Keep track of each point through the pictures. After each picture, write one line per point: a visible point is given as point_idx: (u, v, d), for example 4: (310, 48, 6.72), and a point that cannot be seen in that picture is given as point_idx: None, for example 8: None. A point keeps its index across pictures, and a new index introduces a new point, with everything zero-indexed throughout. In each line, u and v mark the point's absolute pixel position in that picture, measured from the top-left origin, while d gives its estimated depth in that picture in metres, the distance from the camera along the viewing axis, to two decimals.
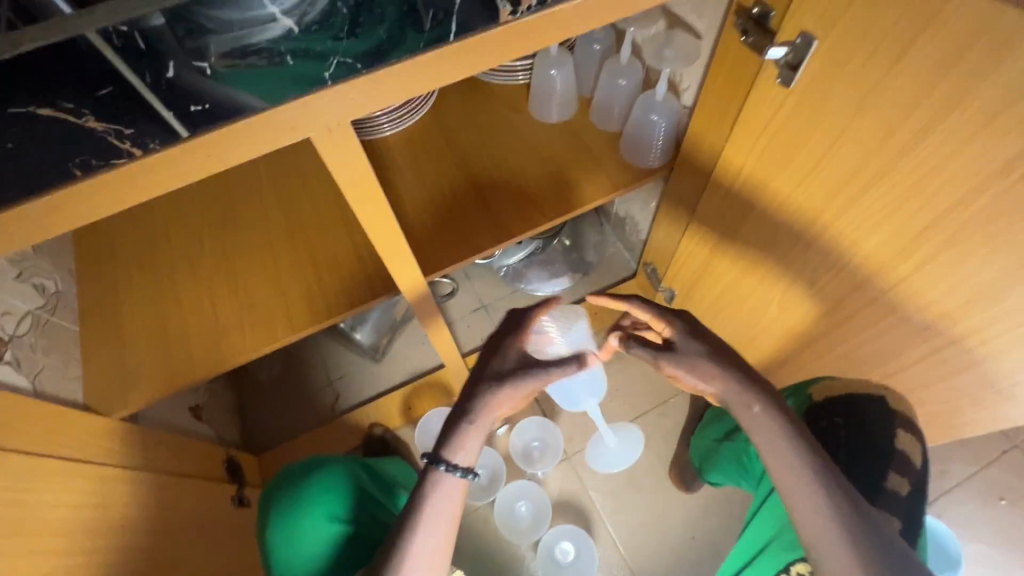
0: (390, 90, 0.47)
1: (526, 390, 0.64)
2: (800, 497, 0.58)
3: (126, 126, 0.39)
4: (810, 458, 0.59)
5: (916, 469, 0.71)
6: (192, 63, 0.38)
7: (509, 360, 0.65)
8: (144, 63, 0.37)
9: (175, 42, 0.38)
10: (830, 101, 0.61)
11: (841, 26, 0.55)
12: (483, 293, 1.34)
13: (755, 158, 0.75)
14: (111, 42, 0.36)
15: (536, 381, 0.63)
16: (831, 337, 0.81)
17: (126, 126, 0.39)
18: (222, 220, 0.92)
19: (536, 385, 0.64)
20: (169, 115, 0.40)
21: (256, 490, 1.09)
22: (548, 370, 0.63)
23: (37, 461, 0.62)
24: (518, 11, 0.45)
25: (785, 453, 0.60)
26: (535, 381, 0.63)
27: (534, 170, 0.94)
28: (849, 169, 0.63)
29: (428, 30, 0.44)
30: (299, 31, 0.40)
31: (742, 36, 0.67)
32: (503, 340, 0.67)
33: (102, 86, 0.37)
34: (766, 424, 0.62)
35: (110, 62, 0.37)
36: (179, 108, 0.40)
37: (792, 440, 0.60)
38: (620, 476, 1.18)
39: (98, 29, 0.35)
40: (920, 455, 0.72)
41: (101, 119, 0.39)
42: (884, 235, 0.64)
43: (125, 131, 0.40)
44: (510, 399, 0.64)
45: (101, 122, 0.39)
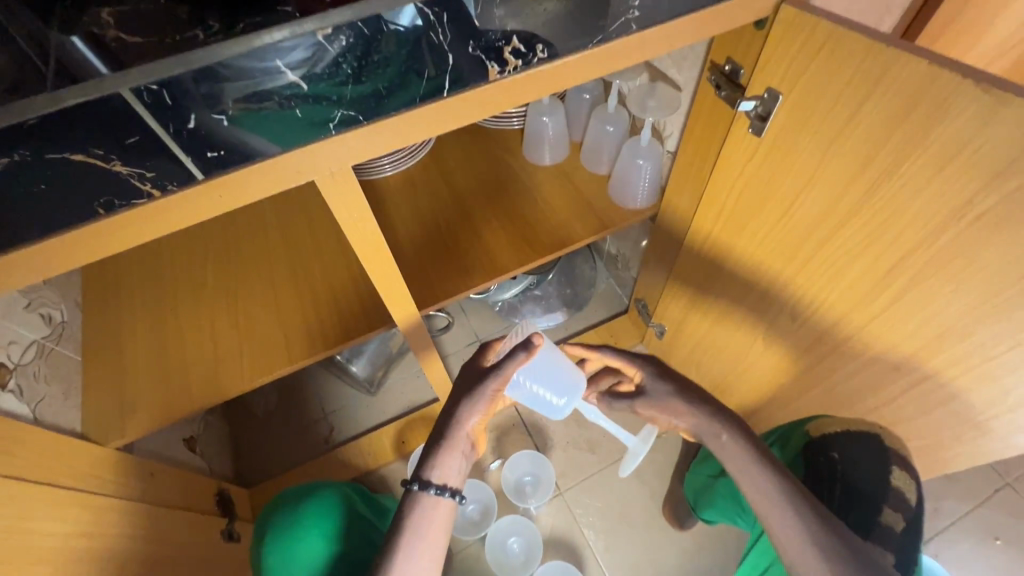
0: (390, 138, 0.52)
1: (487, 396, 0.65)
2: (775, 516, 0.60)
3: (148, 169, 0.43)
4: (782, 478, 0.61)
5: (911, 507, 0.69)
6: (211, 114, 0.43)
7: (475, 374, 0.68)
8: (168, 116, 0.41)
9: (198, 97, 0.41)
10: (797, 150, 0.66)
11: (802, 84, 0.61)
12: (478, 328, 1.37)
13: (734, 201, 0.80)
14: (142, 98, 0.40)
15: (491, 385, 0.65)
16: (814, 372, 0.83)
17: (148, 169, 0.43)
18: (227, 255, 0.96)
19: (495, 389, 0.65)
20: (187, 159, 0.44)
21: (245, 524, 1.08)
22: (499, 369, 0.64)
23: (34, 488, 0.63)
24: (505, 70, 0.51)
25: (758, 474, 0.62)
26: (492, 386, 0.65)
27: (526, 210, 0.98)
28: (819, 211, 0.67)
29: (425, 87, 0.49)
30: (309, 88, 0.45)
31: (716, 90, 0.73)
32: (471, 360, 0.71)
33: (130, 135, 0.41)
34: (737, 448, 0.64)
35: (139, 114, 0.40)
36: (196, 154, 0.44)
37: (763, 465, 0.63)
38: (614, 513, 1.17)
39: (131, 88, 0.39)
40: (915, 493, 0.70)
41: (126, 163, 0.43)
42: (855, 274, 0.67)
43: (147, 174, 0.44)
44: (475, 409, 0.66)
45: (126, 166, 0.43)
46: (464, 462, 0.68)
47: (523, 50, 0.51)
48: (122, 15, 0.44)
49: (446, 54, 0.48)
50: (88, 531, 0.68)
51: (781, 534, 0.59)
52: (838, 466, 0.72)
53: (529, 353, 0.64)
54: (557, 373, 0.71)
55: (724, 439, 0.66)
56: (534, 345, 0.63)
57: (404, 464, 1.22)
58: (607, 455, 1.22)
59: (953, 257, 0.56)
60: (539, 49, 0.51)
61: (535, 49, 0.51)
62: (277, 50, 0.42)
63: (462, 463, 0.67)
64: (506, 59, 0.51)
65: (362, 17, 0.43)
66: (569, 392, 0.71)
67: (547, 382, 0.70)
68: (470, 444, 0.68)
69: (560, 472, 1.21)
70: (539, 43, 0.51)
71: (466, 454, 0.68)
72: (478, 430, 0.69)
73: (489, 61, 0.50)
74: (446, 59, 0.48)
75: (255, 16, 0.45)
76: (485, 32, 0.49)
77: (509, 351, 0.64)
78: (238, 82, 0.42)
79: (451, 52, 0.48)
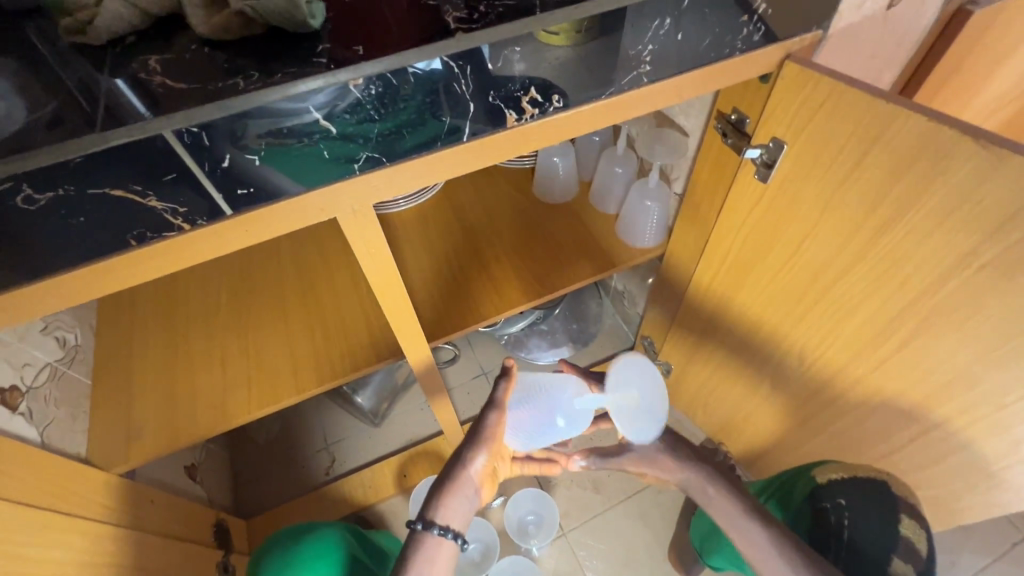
0: (410, 178, 0.54)
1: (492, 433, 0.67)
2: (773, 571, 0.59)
3: (180, 205, 0.46)
4: (776, 532, 0.61)
5: (924, 559, 0.66)
6: (244, 154, 0.45)
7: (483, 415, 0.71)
8: (204, 156, 0.44)
9: (234, 139, 0.44)
10: (801, 197, 0.67)
11: (806, 134, 0.63)
12: (484, 360, 1.38)
13: (739, 244, 0.81)
14: (182, 139, 0.42)
15: (491, 417, 0.69)
16: (824, 414, 0.83)
17: (181, 205, 0.46)
18: (242, 284, 0.98)
19: (496, 423, 0.69)
20: (219, 196, 0.46)
21: (241, 558, 1.06)
22: (496, 402, 0.70)
23: (34, 513, 0.63)
24: (523, 118, 0.54)
25: (751, 530, 0.62)
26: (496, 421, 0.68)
27: (535, 247, 1.00)
28: (824, 257, 0.68)
29: (447, 130, 0.52)
30: (336, 133, 0.47)
31: (723, 137, 0.76)
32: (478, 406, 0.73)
33: (167, 173, 0.43)
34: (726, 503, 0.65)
35: (178, 154, 0.43)
36: (227, 191, 0.46)
37: (757, 518, 0.62)
38: (617, 557, 1.14)
39: (173, 130, 0.41)
40: (926, 543, 0.67)
41: (161, 199, 0.45)
42: (861, 318, 0.68)
43: (179, 210, 0.46)
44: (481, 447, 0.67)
45: (161, 202, 0.45)
46: (470, 506, 0.66)
47: (540, 100, 0.54)
48: (167, 62, 0.47)
49: (468, 102, 0.51)
50: (84, 559, 0.67)
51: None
52: (846, 512, 0.71)
53: (508, 378, 0.70)
54: (535, 401, 0.73)
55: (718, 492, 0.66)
56: (507, 366, 0.70)
57: (405, 499, 1.20)
58: (611, 496, 1.20)
59: (957, 305, 0.57)
60: (555, 99, 0.54)
61: (550, 100, 0.54)
62: (309, 96, 0.44)
63: (468, 506, 0.66)
64: (524, 107, 0.53)
65: (391, 68, 0.46)
66: (559, 408, 0.71)
67: (535, 420, 0.73)
68: (478, 487, 0.67)
69: (562, 511, 1.19)
70: (554, 93, 0.54)
71: (473, 498, 0.67)
72: (485, 474, 0.69)
73: (507, 109, 0.53)
74: (468, 106, 0.51)
75: (292, 64, 0.46)
76: (505, 84, 0.51)
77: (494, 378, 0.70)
78: (272, 124, 0.44)
79: (472, 101, 0.51)
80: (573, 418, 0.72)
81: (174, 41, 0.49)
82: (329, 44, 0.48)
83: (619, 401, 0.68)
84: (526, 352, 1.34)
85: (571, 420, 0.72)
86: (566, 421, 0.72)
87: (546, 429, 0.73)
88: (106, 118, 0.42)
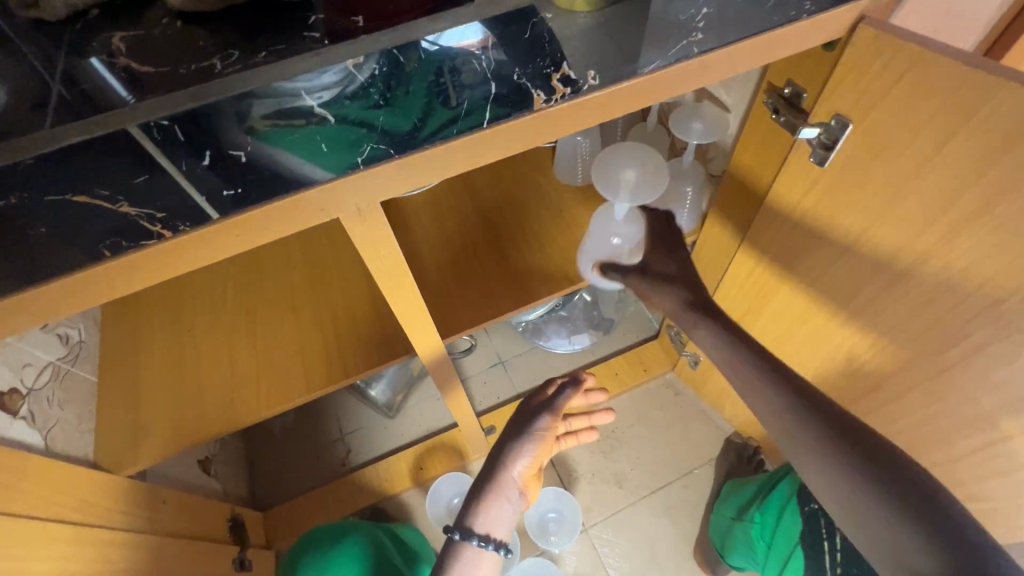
0: (423, 174, 0.47)
1: (537, 434, 0.66)
2: (765, 407, 0.61)
3: (159, 210, 0.40)
4: (889, 508, 0.49)
5: None
6: (226, 149, 0.39)
7: (526, 412, 0.69)
8: (180, 152, 0.38)
9: (213, 132, 0.38)
10: (866, 182, 0.59)
11: (877, 112, 0.55)
12: (501, 348, 1.33)
13: (788, 234, 0.73)
14: (150, 134, 0.36)
15: (542, 419, 0.67)
16: (875, 417, 0.77)
17: (159, 210, 0.40)
18: (250, 275, 0.94)
19: (546, 426, 0.67)
20: (202, 200, 0.40)
21: (258, 551, 1.05)
22: (548, 405, 0.68)
23: (40, 524, 0.60)
24: (552, 99, 0.46)
25: (856, 501, 0.52)
26: (544, 422, 0.66)
27: (558, 232, 0.93)
28: (888, 252, 0.61)
29: (461, 112, 0.44)
30: (335, 121, 0.41)
31: (773, 114, 0.67)
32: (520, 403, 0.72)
33: (139, 174, 0.38)
34: (827, 464, 0.54)
35: (148, 151, 0.37)
36: (211, 193, 0.40)
37: (869, 487, 0.51)
38: (643, 553, 1.11)
39: (139, 123, 0.35)
40: None
41: (134, 204, 0.39)
42: (925, 321, 0.61)
43: (157, 215, 0.40)
44: (524, 450, 0.65)
45: (134, 207, 0.39)
46: (510, 513, 0.64)
47: (573, 77, 0.45)
48: (139, 41, 0.41)
49: (488, 82, 0.43)
50: (96, 567, 0.65)
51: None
52: None
53: (576, 389, 0.69)
54: (593, 239, 0.85)
55: (818, 454, 0.55)
56: (581, 378, 0.69)
57: (421, 491, 1.18)
58: (634, 490, 1.17)
59: None
60: (591, 76, 0.46)
61: (585, 76, 0.46)
62: (309, 76, 0.38)
63: (509, 514, 0.64)
64: (554, 86, 0.45)
65: (397, 43, 0.39)
66: (610, 230, 0.83)
67: (599, 249, 0.84)
68: (519, 493, 0.65)
69: (584, 506, 1.15)
70: (590, 69, 0.46)
71: (513, 504, 0.65)
72: (528, 478, 0.67)
73: (535, 88, 0.45)
74: (489, 86, 0.44)
75: (280, 40, 0.40)
76: (534, 58, 0.44)
77: (561, 385, 0.69)
78: (257, 111, 0.38)
79: (493, 79, 0.43)
80: (626, 229, 0.82)
81: (145, 14, 0.43)
82: (324, 14, 0.42)
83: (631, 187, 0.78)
84: (544, 340, 1.29)
85: (626, 231, 0.82)
86: (622, 234, 0.82)
87: (609, 249, 0.83)
88: (65, 112, 0.37)
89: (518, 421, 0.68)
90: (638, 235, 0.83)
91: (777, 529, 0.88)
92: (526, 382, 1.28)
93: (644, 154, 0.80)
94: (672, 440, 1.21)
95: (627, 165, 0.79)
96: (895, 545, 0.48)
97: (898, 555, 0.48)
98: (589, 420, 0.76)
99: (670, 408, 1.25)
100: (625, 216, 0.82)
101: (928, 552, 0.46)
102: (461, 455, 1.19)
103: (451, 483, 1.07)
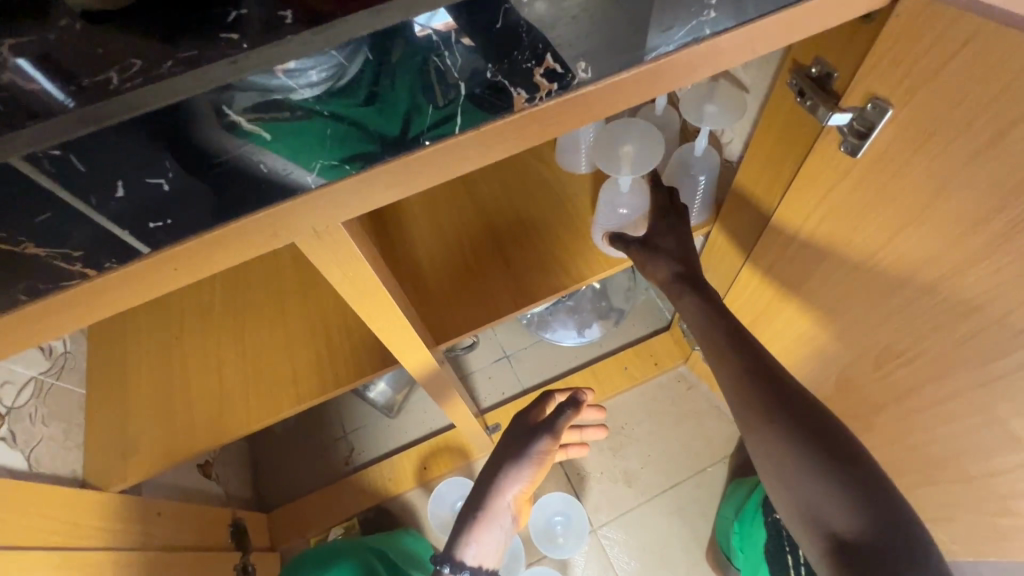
0: (393, 185, 0.42)
1: (533, 461, 0.65)
2: (729, 373, 0.65)
3: (74, 249, 0.36)
4: (824, 479, 0.57)
5: None
6: (144, 179, 0.34)
7: (521, 431, 0.68)
8: (87, 189, 0.33)
9: (124, 158, 0.33)
10: (907, 175, 0.52)
11: (922, 95, 0.47)
12: (505, 342, 1.27)
13: (812, 230, 0.67)
14: (41, 167, 0.31)
15: (542, 444, 0.65)
16: (907, 424, 0.71)
17: (75, 249, 0.36)
18: (234, 278, 0.88)
19: (542, 450, 0.66)
20: (124, 233, 0.36)
21: (261, 554, 1.04)
22: (549, 428, 0.66)
23: (23, 554, 0.58)
24: (536, 98, 0.40)
25: (796, 472, 0.58)
26: (541, 447, 0.65)
27: (559, 226, 0.87)
28: (927, 254, 0.54)
29: (442, 106, 0.38)
30: (270, 137, 0.35)
31: (798, 97, 0.58)
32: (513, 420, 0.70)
33: (39, 213, 0.33)
34: (776, 440, 0.60)
35: (45, 189, 0.32)
36: (136, 228, 0.36)
37: (813, 462, 0.57)
38: (653, 554, 1.08)
39: (23, 155, 0.30)
40: None
41: (42, 244, 0.35)
42: (969, 330, 0.54)
43: (74, 254, 0.36)
44: (517, 477, 0.65)
45: (43, 247, 0.35)
46: (500, 539, 0.65)
47: (560, 71, 0.39)
48: (49, 52, 0.35)
49: (457, 82, 0.37)
50: None
51: (800, 528, 0.59)
52: None
53: (576, 410, 0.67)
54: (603, 210, 0.80)
55: (770, 430, 0.60)
56: (583, 401, 0.67)
57: (425, 491, 1.15)
58: (644, 490, 1.13)
59: None
60: (582, 67, 0.40)
61: (574, 69, 0.39)
62: (300, 70, 0.33)
63: (498, 540, 0.65)
64: (537, 83, 0.39)
65: (334, 44, 0.33)
66: (619, 200, 0.79)
67: (610, 220, 0.80)
68: (510, 517, 0.66)
69: (593, 507, 1.12)
70: (579, 60, 0.39)
71: (504, 529, 0.65)
72: (519, 501, 0.67)
73: (514, 87, 0.39)
74: (457, 88, 0.37)
75: (190, 45, 0.34)
76: (510, 52, 0.37)
77: (559, 407, 0.67)
78: (182, 130, 0.33)
79: (463, 79, 0.37)
80: (634, 198, 0.78)
81: (55, 15, 0.37)
82: (249, 10, 0.36)
83: (629, 155, 0.73)
84: (550, 333, 1.23)
85: (635, 200, 0.78)
86: (631, 203, 0.79)
87: (615, 218, 0.79)
88: None
89: (511, 444, 0.67)
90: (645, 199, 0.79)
91: (750, 541, 0.93)
92: (533, 378, 1.23)
93: (643, 126, 0.75)
94: (684, 437, 1.17)
95: (625, 139, 0.74)
96: (822, 507, 0.56)
97: (824, 515, 0.56)
98: (580, 436, 0.77)
99: (682, 403, 1.20)
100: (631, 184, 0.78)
101: (854, 516, 0.54)
102: (465, 454, 1.16)
103: (453, 487, 1.08)
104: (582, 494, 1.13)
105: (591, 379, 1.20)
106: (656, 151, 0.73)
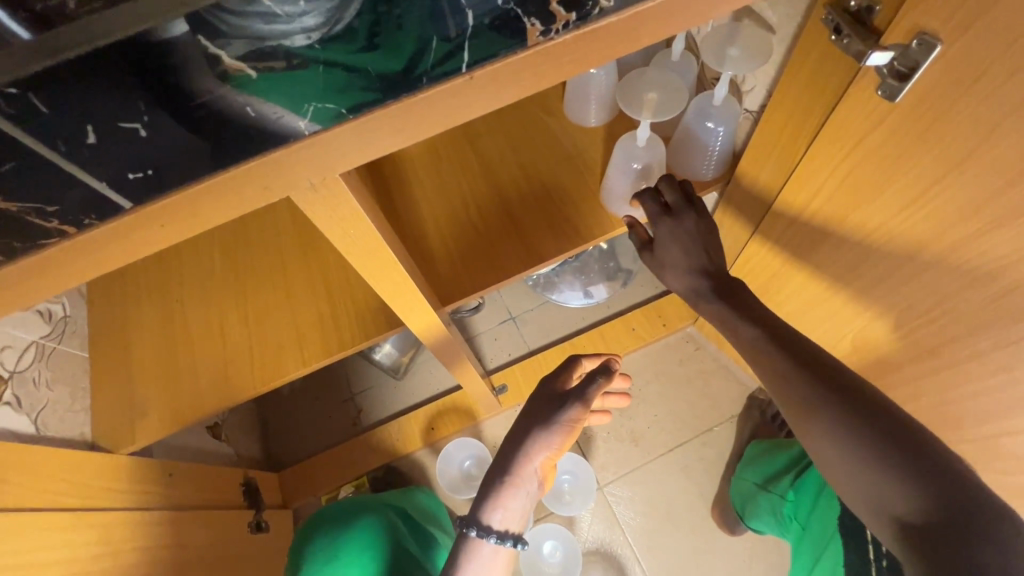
0: (392, 132, 0.38)
1: (563, 427, 0.64)
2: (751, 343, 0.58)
3: (48, 204, 0.33)
4: (872, 454, 0.47)
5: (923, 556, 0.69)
6: (118, 122, 0.31)
7: (552, 397, 0.67)
8: (55, 133, 0.30)
9: (92, 101, 0.30)
10: (949, 121, 0.47)
11: (977, 29, 0.42)
12: (510, 304, 1.25)
13: (835, 185, 0.63)
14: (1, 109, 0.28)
15: (572, 411, 0.64)
16: (928, 381, 0.70)
17: (49, 204, 0.33)
18: (233, 239, 0.85)
19: (574, 417, 0.65)
20: (102, 186, 0.34)
21: (273, 512, 1.06)
22: (579, 396, 0.65)
23: (39, 515, 0.58)
24: (552, 30, 0.36)
25: (842, 450, 0.49)
26: (572, 414, 0.64)
27: (569, 183, 0.83)
28: (963, 209, 0.50)
29: (453, 37, 0.34)
30: (257, 76, 0.32)
31: (833, 35, 0.53)
32: (541, 386, 0.70)
33: (3, 162, 0.30)
34: (816, 419, 0.51)
35: (8, 133, 0.29)
36: (113, 179, 0.33)
37: (851, 428, 0.48)
38: (657, 511, 1.10)
39: None
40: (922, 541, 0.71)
41: (14, 199, 0.32)
42: (1002, 287, 0.52)
43: (49, 209, 0.33)
44: (546, 443, 0.64)
45: (14, 202, 0.32)
46: (524, 504, 0.64)
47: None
48: None
49: (465, 9, 0.33)
50: (107, 549, 0.65)
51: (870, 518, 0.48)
52: None
53: (609, 379, 0.65)
54: (617, 167, 0.75)
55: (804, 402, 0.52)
56: (614, 369, 0.65)
57: (433, 451, 1.17)
58: (651, 449, 1.13)
59: None
60: None
61: None
62: None
63: (524, 506, 0.64)
64: (553, 12, 0.35)
65: None
66: (632, 155, 0.74)
67: (622, 179, 0.76)
68: (537, 483, 0.66)
69: (600, 464, 1.13)
70: None
71: (530, 494, 0.65)
72: (546, 467, 0.66)
73: (528, 16, 0.34)
74: (466, 16, 0.33)
75: None
76: None
77: (590, 374, 0.65)
78: (155, 64, 0.29)
79: (471, 6, 0.33)
80: (648, 155, 0.74)
81: None
82: None
83: (650, 103, 0.68)
84: (556, 294, 1.22)
85: (648, 158, 0.74)
86: (643, 161, 0.74)
87: (628, 174, 0.75)
88: None
89: (541, 411, 0.66)
90: (660, 158, 0.75)
91: (809, 512, 0.82)
92: (539, 340, 1.22)
93: (668, 75, 0.70)
94: (692, 398, 1.16)
95: (648, 86, 0.69)
96: (879, 491, 0.46)
97: (883, 502, 0.46)
98: (603, 403, 0.77)
99: (688, 363, 1.19)
100: (645, 140, 0.73)
101: (908, 488, 0.44)
102: (472, 415, 1.17)
103: (462, 448, 1.09)
104: (589, 453, 1.14)
105: (597, 340, 1.19)
106: (680, 100, 0.68)
